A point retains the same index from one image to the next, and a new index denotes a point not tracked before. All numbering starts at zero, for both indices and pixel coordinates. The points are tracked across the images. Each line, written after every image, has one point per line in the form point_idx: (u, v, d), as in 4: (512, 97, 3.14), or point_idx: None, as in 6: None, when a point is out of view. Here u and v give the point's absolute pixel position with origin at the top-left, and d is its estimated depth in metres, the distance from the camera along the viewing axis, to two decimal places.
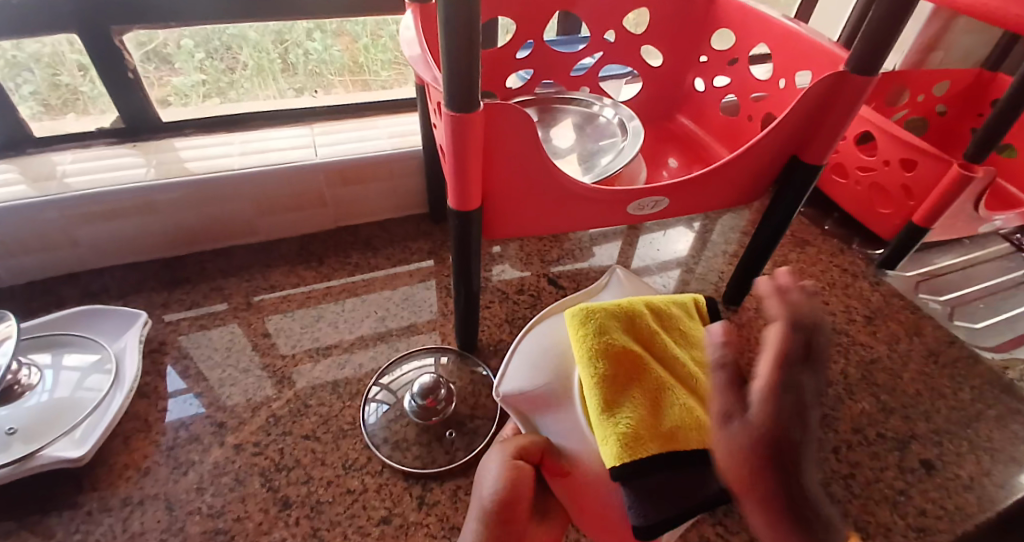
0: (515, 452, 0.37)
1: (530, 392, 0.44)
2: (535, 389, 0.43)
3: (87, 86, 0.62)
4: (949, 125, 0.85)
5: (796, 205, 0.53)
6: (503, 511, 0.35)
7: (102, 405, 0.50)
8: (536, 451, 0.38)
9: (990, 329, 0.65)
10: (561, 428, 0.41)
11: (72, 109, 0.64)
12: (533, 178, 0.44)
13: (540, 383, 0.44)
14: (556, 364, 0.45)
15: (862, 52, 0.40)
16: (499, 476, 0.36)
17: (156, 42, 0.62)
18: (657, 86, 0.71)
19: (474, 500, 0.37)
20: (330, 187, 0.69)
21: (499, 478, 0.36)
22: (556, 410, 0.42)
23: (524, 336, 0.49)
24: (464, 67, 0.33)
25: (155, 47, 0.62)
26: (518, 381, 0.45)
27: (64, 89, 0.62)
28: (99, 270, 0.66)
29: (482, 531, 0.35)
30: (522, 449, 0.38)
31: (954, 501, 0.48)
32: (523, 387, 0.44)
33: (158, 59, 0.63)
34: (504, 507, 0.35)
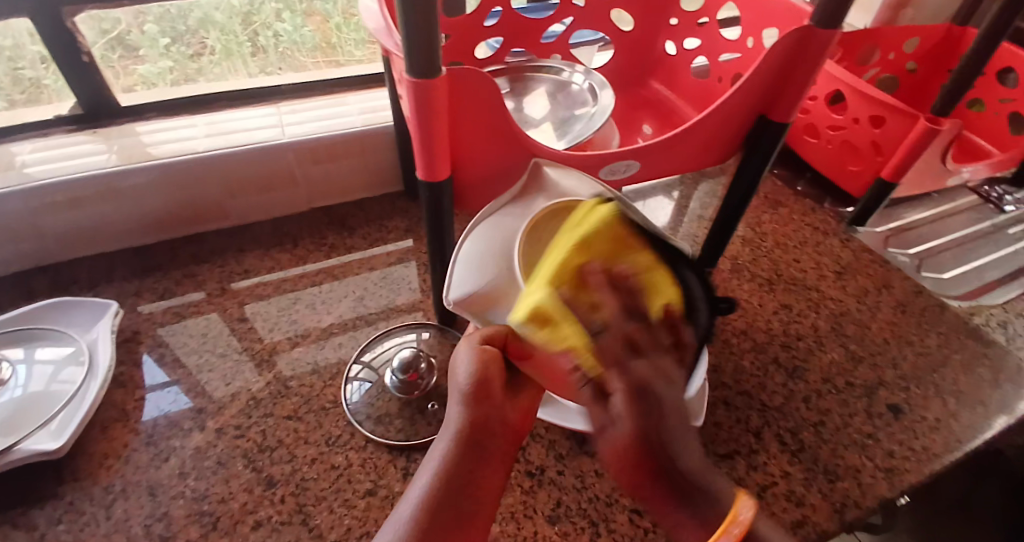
0: (482, 339, 0.36)
1: (478, 292, 0.43)
2: (481, 286, 0.43)
3: (51, 78, 0.60)
4: (919, 82, 0.86)
5: (765, 163, 0.53)
6: (480, 390, 0.34)
7: (77, 397, 0.49)
8: (499, 337, 0.36)
9: (957, 278, 0.66)
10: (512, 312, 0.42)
11: (37, 101, 0.62)
12: (500, 143, 0.44)
13: (483, 284, 0.43)
14: (494, 258, 0.44)
15: (827, 4, 0.40)
16: (472, 359, 0.34)
17: (118, 27, 0.61)
18: (628, 50, 0.70)
19: (450, 389, 0.34)
20: (299, 166, 0.68)
21: (473, 362, 0.34)
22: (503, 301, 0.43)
23: (466, 235, 0.46)
24: (423, 30, 0.32)
25: (118, 34, 0.61)
26: (461, 287, 0.43)
27: (27, 82, 0.60)
28: (66, 262, 0.64)
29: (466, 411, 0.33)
30: (485, 334, 0.36)
31: (920, 442, 0.49)
32: (467, 291, 0.43)
33: (122, 47, 0.62)
34: (481, 387, 0.34)
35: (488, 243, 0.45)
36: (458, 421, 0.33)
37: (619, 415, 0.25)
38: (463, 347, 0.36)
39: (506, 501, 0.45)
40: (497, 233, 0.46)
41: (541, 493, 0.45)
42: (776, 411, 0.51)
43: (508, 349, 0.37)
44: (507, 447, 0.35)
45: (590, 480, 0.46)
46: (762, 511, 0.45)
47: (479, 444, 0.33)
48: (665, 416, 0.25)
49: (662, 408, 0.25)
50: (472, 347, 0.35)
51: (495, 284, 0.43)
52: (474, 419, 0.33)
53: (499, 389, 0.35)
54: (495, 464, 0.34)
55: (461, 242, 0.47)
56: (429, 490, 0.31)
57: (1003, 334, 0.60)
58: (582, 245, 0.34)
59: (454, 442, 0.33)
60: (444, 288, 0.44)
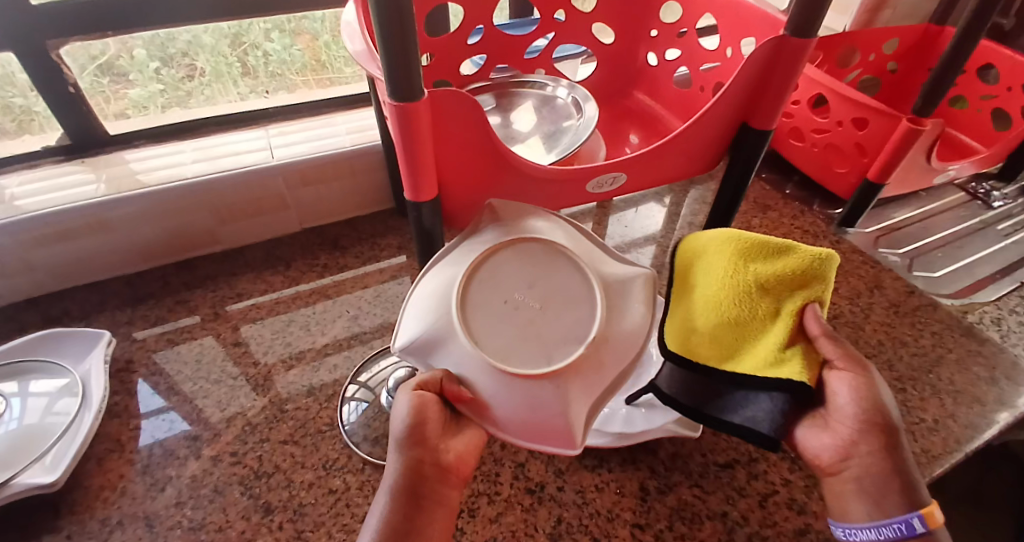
0: (417, 384, 0.36)
1: (418, 340, 0.40)
2: (423, 333, 0.40)
3: (42, 106, 0.60)
4: (900, 81, 0.87)
5: (750, 169, 0.54)
6: (416, 435, 0.34)
7: (71, 429, 0.49)
8: (435, 383, 0.36)
9: (948, 276, 0.67)
10: (454, 358, 0.38)
11: (26, 130, 0.62)
12: (485, 162, 0.44)
13: (424, 329, 0.40)
14: (439, 300, 0.41)
15: (799, 15, 0.41)
16: (409, 404, 0.35)
17: (109, 53, 0.60)
18: (611, 63, 0.71)
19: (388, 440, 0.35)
20: (289, 189, 0.68)
21: (409, 408, 0.35)
22: (445, 345, 0.39)
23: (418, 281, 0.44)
24: (402, 54, 0.32)
25: (107, 61, 0.61)
26: (404, 334, 0.41)
27: (18, 110, 0.60)
28: (58, 293, 0.64)
29: (403, 460, 0.33)
30: (420, 381, 0.36)
31: (920, 443, 0.49)
32: (410, 338, 0.40)
33: (112, 73, 0.62)
34: (416, 432, 0.34)
35: (434, 284, 0.42)
36: (396, 470, 0.33)
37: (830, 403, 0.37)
38: (399, 395, 0.36)
39: (506, 521, 0.44)
40: (446, 272, 0.42)
41: (540, 509, 0.45)
42: None
43: (445, 394, 0.36)
44: (450, 490, 0.34)
45: (591, 495, 0.46)
46: (763, 521, 0.45)
47: (420, 495, 0.33)
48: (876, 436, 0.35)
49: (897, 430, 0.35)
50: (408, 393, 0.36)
51: (436, 326, 0.39)
52: (410, 467, 0.33)
53: (438, 431, 0.35)
54: (438, 514, 0.33)
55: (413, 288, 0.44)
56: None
57: (997, 330, 0.60)
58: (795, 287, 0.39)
59: (393, 494, 0.32)
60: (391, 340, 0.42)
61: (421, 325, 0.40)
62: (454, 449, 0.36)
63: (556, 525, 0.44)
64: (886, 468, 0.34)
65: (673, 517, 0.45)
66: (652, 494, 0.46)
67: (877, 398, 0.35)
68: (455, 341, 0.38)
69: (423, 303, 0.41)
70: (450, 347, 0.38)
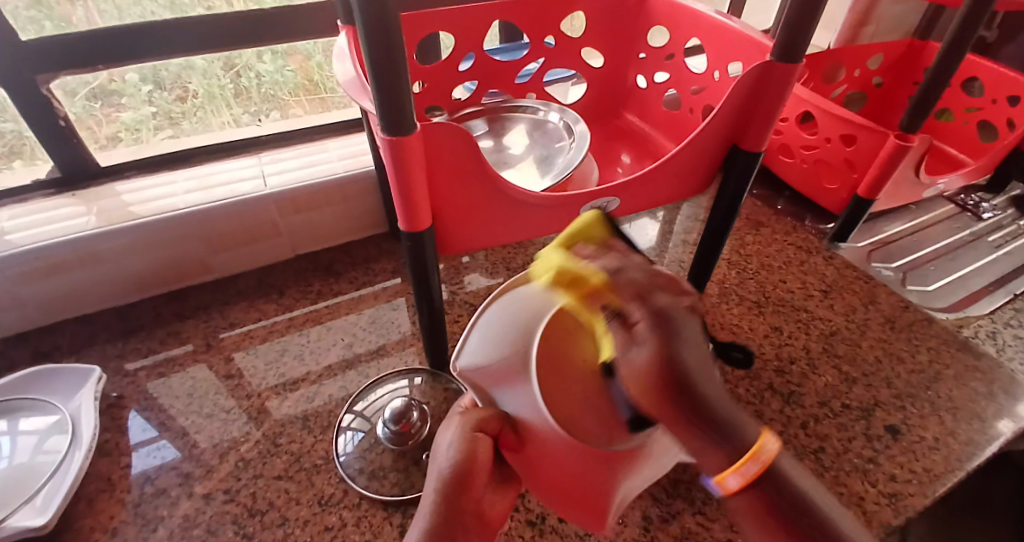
0: (475, 424, 0.34)
1: (484, 368, 0.37)
2: (491, 364, 0.37)
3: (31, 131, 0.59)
4: (886, 96, 0.88)
5: (742, 190, 0.54)
6: (461, 480, 0.32)
7: (60, 469, 0.48)
8: (494, 425, 0.35)
9: (942, 290, 0.67)
10: (516, 402, 0.35)
11: (18, 156, 0.61)
12: (478, 190, 0.44)
13: (495, 360, 0.37)
14: (511, 336, 0.36)
15: (784, 40, 0.42)
16: (458, 444, 0.33)
17: (101, 77, 0.60)
18: (601, 85, 0.71)
19: (430, 469, 0.33)
20: (282, 216, 0.68)
21: (458, 445, 0.33)
22: (511, 385, 0.36)
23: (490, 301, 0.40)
24: (393, 91, 0.33)
25: (101, 84, 0.60)
26: (473, 356, 0.38)
27: (10, 135, 0.59)
28: (47, 327, 0.63)
29: (441, 501, 0.31)
30: (481, 419, 0.34)
31: (922, 463, 0.49)
32: (478, 363, 0.38)
33: (105, 95, 0.62)
34: (462, 477, 0.32)
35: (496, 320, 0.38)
36: (432, 510, 0.31)
37: (640, 310, 0.25)
38: (453, 424, 0.35)
39: None
40: (515, 312, 0.37)
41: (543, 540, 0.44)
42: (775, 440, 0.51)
43: (501, 438, 0.36)
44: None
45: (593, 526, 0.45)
46: None
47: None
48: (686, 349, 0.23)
49: (681, 334, 0.24)
50: (462, 430, 0.33)
51: (506, 362, 0.36)
52: (447, 511, 0.31)
53: (484, 480, 0.33)
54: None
55: (482, 308, 0.40)
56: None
57: (993, 344, 0.60)
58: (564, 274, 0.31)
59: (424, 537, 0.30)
60: (454, 350, 0.40)
61: (491, 354, 0.37)
62: (492, 502, 0.35)
63: None
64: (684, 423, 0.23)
65: None
66: (654, 523, 0.45)
67: (665, 332, 0.24)
68: (527, 386, 0.35)
69: (496, 325, 0.38)
70: (514, 389, 0.35)
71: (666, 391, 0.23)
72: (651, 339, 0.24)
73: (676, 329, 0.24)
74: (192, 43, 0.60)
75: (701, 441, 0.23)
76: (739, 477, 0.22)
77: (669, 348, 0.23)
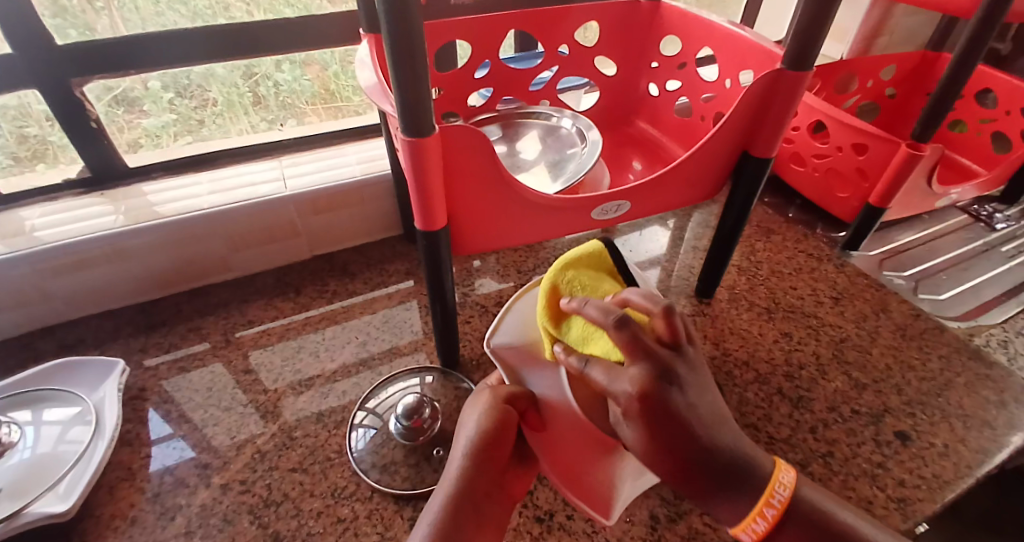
0: (504, 398, 0.37)
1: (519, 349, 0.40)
2: (525, 345, 0.40)
3: (56, 135, 0.62)
4: (899, 106, 0.88)
5: (751, 196, 0.55)
6: (485, 447, 0.35)
7: (84, 456, 0.49)
8: (523, 403, 0.37)
9: (955, 299, 0.67)
10: (543, 385, 0.38)
11: (41, 160, 0.64)
12: (493, 191, 0.45)
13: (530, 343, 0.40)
14: None
15: (794, 48, 0.43)
16: (483, 419, 0.36)
17: (124, 85, 0.62)
18: (614, 93, 0.73)
19: (458, 437, 0.36)
20: (301, 218, 0.70)
21: (484, 419, 0.36)
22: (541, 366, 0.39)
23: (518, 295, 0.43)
24: (415, 94, 0.34)
25: (123, 90, 0.62)
26: (509, 336, 0.41)
27: (33, 140, 0.61)
28: (73, 321, 0.65)
29: (468, 465, 0.35)
30: (511, 395, 0.37)
31: (932, 470, 0.49)
32: (512, 343, 0.41)
33: (126, 102, 0.63)
34: (486, 444, 0.35)
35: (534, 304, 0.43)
36: (458, 475, 0.35)
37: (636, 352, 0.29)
38: (480, 402, 0.38)
39: None
40: None
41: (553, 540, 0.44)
42: (783, 444, 0.51)
43: (527, 420, 0.37)
44: (501, 511, 0.36)
45: (601, 524, 0.46)
46: None
47: (475, 503, 0.34)
48: (682, 420, 0.29)
49: (676, 408, 0.28)
50: (490, 406, 0.36)
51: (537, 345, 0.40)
52: (473, 473, 0.35)
53: (506, 453, 0.36)
54: (487, 524, 0.35)
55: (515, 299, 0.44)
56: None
57: (1004, 354, 0.60)
58: (555, 293, 0.36)
59: (449, 495, 0.34)
60: (489, 328, 0.42)
61: (526, 336, 0.41)
62: (515, 478, 0.38)
63: None
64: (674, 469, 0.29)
65: None
66: (662, 523, 0.46)
67: (657, 410, 0.28)
68: (555, 370, 0.38)
69: (530, 311, 0.42)
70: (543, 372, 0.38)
71: (657, 456, 0.29)
72: (640, 427, 0.29)
73: (667, 407, 0.28)
74: (212, 49, 0.62)
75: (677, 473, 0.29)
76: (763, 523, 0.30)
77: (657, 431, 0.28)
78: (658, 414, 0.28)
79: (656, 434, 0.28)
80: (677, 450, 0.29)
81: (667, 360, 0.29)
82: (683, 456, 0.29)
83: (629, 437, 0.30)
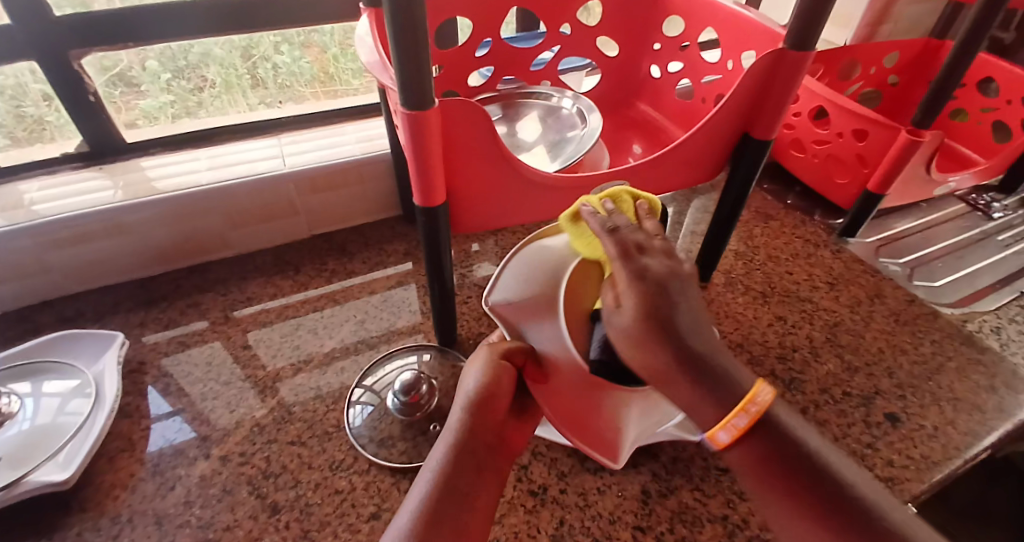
0: (501, 353, 0.37)
1: (515, 304, 0.40)
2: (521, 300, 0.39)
3: (53, 115, 0.62)
4: (901, 94, 0.88)
5: (750, 179, 0.55)
6: (484, 401, 0.35)
7: (84, 427, 0.50)
8: (520, 356, 0.37)
9: (950, 286, 0.67)
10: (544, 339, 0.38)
11: (38, 139, 0.64)
12: (492, 168, 0.45)
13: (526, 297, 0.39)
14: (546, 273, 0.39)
15: (797, 29, 0.43)
16: (483, 373, 0.35)
17: (120, 65, 0.62)
18: (616, 75, 0.72)
19: (457, 393, 0.36)
20: (300, 196, 0.70)
21: (482, 375, 0.35)
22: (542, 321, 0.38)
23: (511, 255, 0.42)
24: (416, 65, 0.34)
25: (120, 71, 0.62)
26: (505, 293, 0.41)
27: (30, 119, 0.62)
28: (72, 295, 0.65)
29: (467, 416, 0.34)
30: (507, 351, 0.37)
31: (920, 450, 0.50)
32: (507, 299, 0.40)
33: (124, 82, 0.63)
34: (485, 397, 0.35)
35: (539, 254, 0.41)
36: (457, 427, 0.33)
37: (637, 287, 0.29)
38: (476, 359, 0.37)
39: (509, 522, 0.45)
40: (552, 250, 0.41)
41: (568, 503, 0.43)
42: None
43: (526, 371, 0.38)
44: (503, 464, 0.34)
45: (593, 498, 0.46)
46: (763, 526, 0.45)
47: (476, 453, 0.33)
48: (675, 316, 0.28)
49: (668, 300, 0.28)
50: (489, 360, 0.36)
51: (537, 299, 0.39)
52: (471, 427, 0.34)
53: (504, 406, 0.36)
54: (490, 477, 0.33)
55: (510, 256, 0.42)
56: (428, 490, 0.30)
57: (997, 339, 0.60)
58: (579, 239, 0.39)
59: (449, 447, 0.33)
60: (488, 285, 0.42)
61: (522, 291, 0.40)
62: (512, 429, 0.37)
63: (559, 527, 0.45)
64: (659, 360, 0.28)
65: (674, 520, 0.45)
66: (653, 497, 0.47)
67: (645, 309, 0.28)
68: (555, 323, 0.38)
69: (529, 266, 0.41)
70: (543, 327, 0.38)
71: (646, 342, 0.28)
72: (631, 307, 0.29)
73: (656, 301, 0.28)
74: (211, 25, 0.61)
75: (646, 347, 0.28)
76: (727, 431, 0.27)
77: (646, 319, 0.28)
78: (646, 308, 0.28)
79: (642, 320, 0.28)
80: (660, 342, 0.28)
81: (664, 279, 0.29)
82: (665, 343, 0.28)
83: (616, 324, 0.30)
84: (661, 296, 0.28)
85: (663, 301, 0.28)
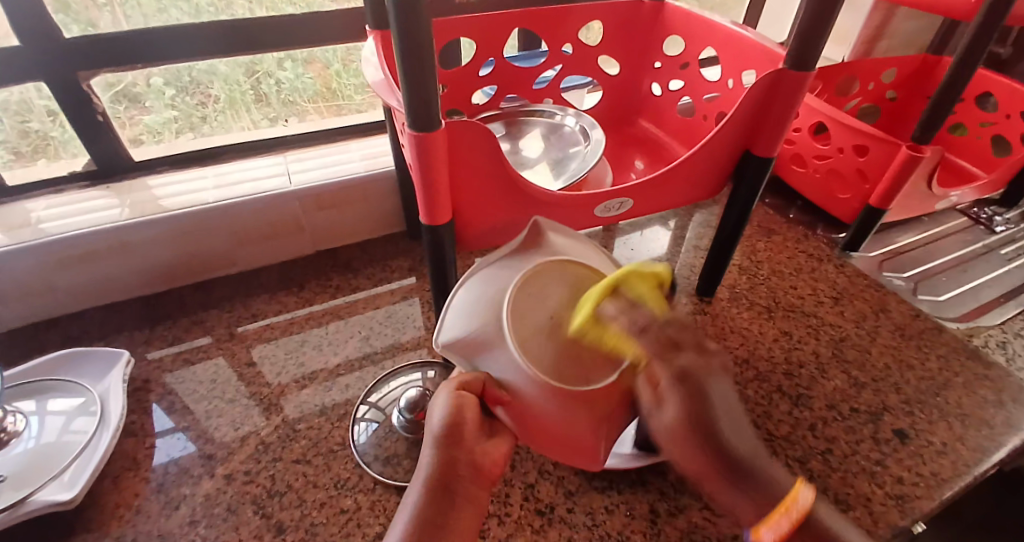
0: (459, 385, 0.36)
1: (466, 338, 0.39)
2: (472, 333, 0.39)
3: (58, 131, 0.62)
4: (900, 109, 0.89)
5: (753, 196, 0.55)
6: (452, 435, 0.34)
7: (89, 446, 0.49)
8: (477, 385, 0.36)
9: (954, 300, 0.67)
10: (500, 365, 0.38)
11: (43, 155, 0.64)
12: (497, 186, 0.46)
13: (473, 329, 0.39)
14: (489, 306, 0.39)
15: (797, 49, 0.43)
16: (448, 405, 0.35)
17: (125, 81, 0.62)
18: (617, 92, 0.73)
19: (425, 430, 0.35)
20: (304, 213, 0.70)
21: (448, 407, 0.34)
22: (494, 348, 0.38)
23: (461, 283, 0.42)
24: (422, 88, 0.34)
25: (124, 88, 0.63)
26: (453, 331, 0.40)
27: (35, 135, 0.62)
28: (77, 313, 0.66)
29: (439, 451, 0.33)
30: (464, 382, 0.36)
31: (930, 467, 0.49)
32: (459, 334, 0.40)
33: (127, 100, 0.64)
34: (453, 430, 0.34)
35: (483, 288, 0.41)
36: (430, 463, 0.33)
37: (672, 394, 0.29)
38: (440, 398, 0.36)
39: None
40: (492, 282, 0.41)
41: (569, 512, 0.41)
42: (783, 440, 0.52)
43: (486, 395, 0.37)
44: (481, 492, 0.33)
45: (601, 517, 0.46)
46: None
47: (453, 487, 0.32)
48: (714, 420, 0.28)
49: (702, 388, 0.29)
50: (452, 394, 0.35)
51: (483, 329, 0.39)
52: (445, 462, 0.33)
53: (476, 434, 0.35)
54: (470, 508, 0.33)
55: (458, 288, 0.42)
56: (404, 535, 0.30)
57: (1003, 354, 0.60)
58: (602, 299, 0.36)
59: (426, 485, 0.32)
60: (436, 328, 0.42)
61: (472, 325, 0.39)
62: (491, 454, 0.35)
63: None
64: (693, 452, 0.28)
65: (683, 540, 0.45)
66: (662, 516, 0.46)
67: (703, 407, 0.29)
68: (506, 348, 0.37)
69: (476, 301, 0.40)
70: (495, 353, 0.38)
71: (688, 436, 0.28)
72: (678, 394, 0.29)
73: (700, 389, 0.29)
74: (217, 45, 0.62)
75: (684, 443, 0.29)
76: (772, 531, 0.28)
77: (690, 406, 0.29)
78: (695, 418, 0.28)
79: (686, 427, 0.28)
80: (704, 449, 0.28)
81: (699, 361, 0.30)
82: (714, 441, 0.28)
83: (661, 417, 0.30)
84: (716, 395, 0.29)
85: (715, 404, 0.29)
